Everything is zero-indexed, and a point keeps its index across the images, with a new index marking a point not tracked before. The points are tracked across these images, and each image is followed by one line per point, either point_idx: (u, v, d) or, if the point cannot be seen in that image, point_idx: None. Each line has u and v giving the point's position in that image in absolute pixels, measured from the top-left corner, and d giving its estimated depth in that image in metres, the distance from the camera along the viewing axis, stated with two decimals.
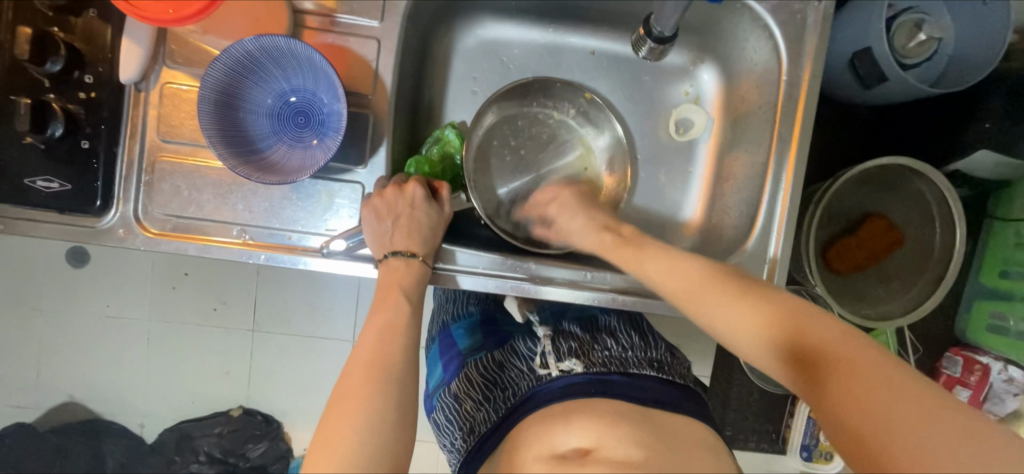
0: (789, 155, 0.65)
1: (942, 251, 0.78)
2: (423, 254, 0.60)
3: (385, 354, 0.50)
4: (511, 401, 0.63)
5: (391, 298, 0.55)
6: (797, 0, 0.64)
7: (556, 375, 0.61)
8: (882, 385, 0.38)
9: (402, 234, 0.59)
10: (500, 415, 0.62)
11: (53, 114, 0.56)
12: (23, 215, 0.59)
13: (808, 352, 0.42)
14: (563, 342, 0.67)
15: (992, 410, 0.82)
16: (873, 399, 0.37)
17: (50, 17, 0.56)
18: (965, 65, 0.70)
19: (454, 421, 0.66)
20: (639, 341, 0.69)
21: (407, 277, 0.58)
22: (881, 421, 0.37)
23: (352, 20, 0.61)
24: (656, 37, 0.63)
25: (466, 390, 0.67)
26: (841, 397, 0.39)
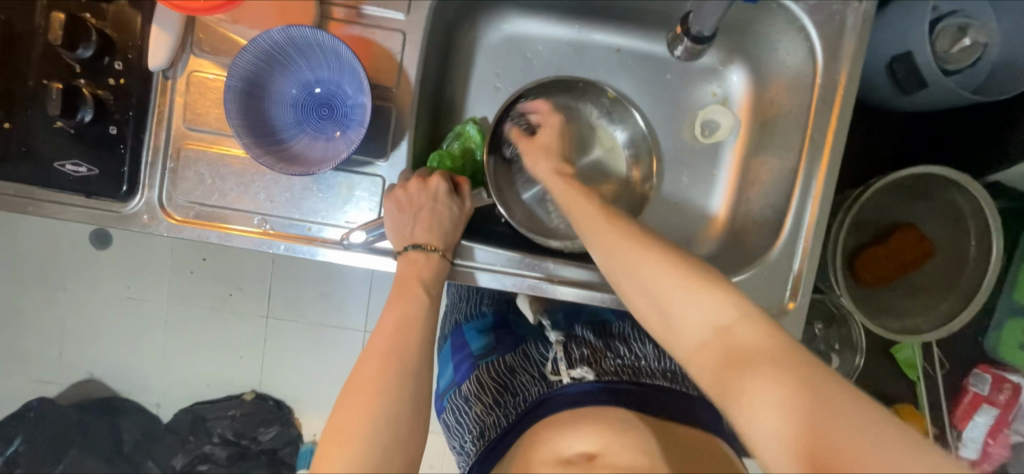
0: (821, 161, 0.63)
1: (977, 267, 0.75)
2: (443, 248, 0.60)
3: (401, 346, 0.50)
4: (522, 407, 0.62)
5: (409, 292, 0.55)
6: (836, 0, 0.62)
7: (567, 383, 0.60)
8: (852, 416, 0.36)
9: (423, 226, 0.59)
10: (508, 422, 0.61)
11: (83, 99, 0.56)
12: (52, 198, 0.60)
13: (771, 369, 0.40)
14: (575, 348, 0.66)
15: (1018, 429, 0.82)
16: (831, 419, 0.36)
17: (84, 4, 0.57)
18: (1010, 72, 0.67)
19: (466, 424, 0.66)
20: (652, 349, 0.68)
21: (423, 270, 0.57)
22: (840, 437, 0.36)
23: (378, 12, 0.60)
24: (693, 36, 0.62)
25: (476, 391, 0.67)
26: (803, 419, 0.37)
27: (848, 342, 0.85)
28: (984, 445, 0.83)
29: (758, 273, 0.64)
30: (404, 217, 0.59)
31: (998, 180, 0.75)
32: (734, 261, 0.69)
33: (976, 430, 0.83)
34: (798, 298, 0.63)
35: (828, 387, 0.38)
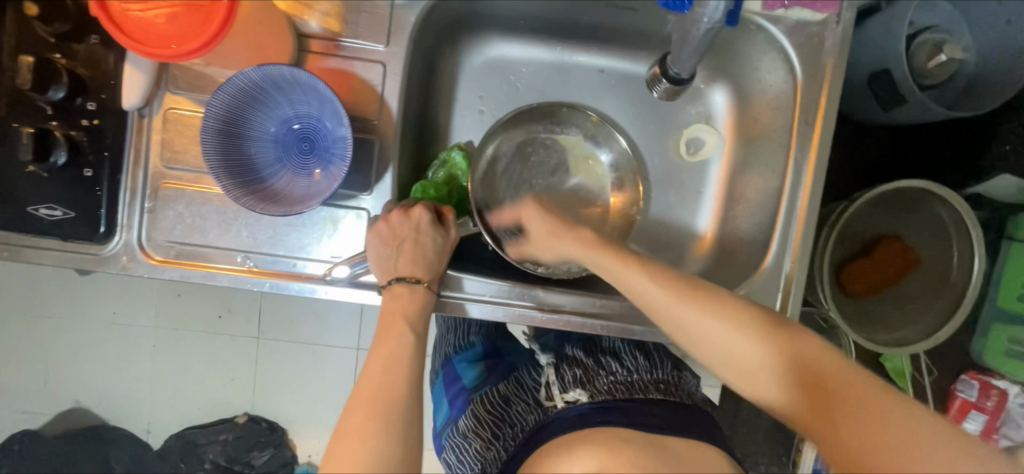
0: (805, 180, 0.64)
1: (961, 275, 0.76)
2: (427, 280, 0.59)
3: (384, 393, 0.48)
4: (521, 438, 0.60)
5: (391, 330, 0.53)
6: (815, 22, 0.62)
7: (563, 407, 0.59)
8: (899, 428, 0.38)
9: (407, 257, 0.58)
10: (510, 455, 0.60)
11: (56, 141, 0.55)
12: (25, 243, 0.58)
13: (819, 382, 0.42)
14: (566, 369, 0.66)
15: (1008, 435, 0.83)
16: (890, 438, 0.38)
17: (53, 44, 0.55)
18: (989, 84, 0.67)
19: (467, 461, 0.65)
20: (644, 362, 0.68)
21: (406, 305, 0.56)
22: (893, 450, 0.38)
23: (357, 44, 0.60)
24: (671, 78, 0.64)
25: (474, 428, 0.66)
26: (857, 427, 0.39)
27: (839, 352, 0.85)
28: None
29: (746, 295, 0.64)
30: (396, 251, 0.58)
31: (976, 191, 0.76)
32: (724, 279, 0.69)
33: None
34: (787, 318, 0.63)
35: (877, 400, 0.40)
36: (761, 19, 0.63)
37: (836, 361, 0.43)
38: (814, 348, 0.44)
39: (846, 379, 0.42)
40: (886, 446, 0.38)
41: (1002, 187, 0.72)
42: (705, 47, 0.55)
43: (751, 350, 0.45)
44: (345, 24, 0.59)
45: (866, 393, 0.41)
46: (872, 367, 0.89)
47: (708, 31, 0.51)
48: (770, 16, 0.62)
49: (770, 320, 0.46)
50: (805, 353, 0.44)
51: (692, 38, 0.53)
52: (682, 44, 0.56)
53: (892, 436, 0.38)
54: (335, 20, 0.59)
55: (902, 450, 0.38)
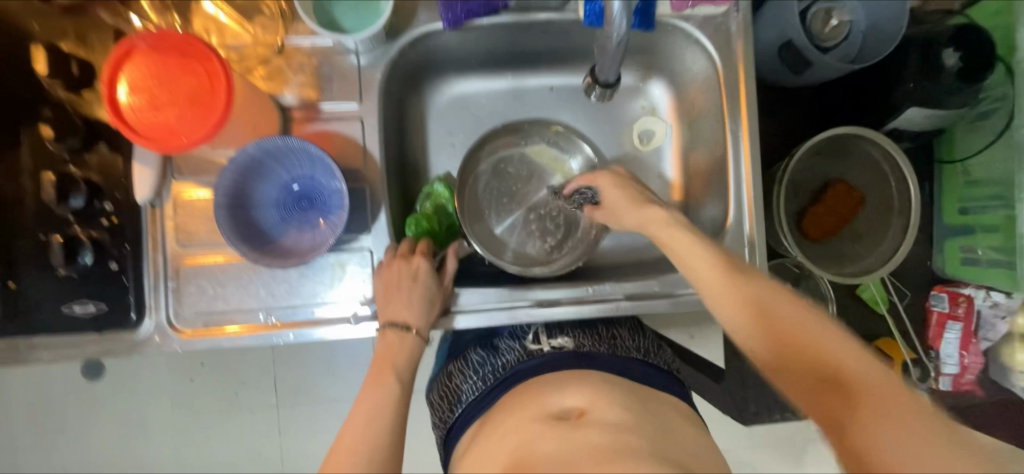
0: (744, 147, 0.72)
1: (902, 201, 0.85)
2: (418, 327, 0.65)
3: (371, 430, 0.55)
4: (500, 373, 0.67)
5: (383, 374, 0.60)
6: (718, 14, 0.72)
7: (546, 350, 0.66)
8: (866, 393, 0.40)
9: (403, 304, 0.64)
10: (485, 387, 0.66)
11: (81, 243, 0.62)
12: (62, 342, 0.63)
13: (798, 346, 0.44)
14: (554, 325, 0.72)
15: (987, 337, 0.87)
16: (849, 397, 0.41)
17: (68, 158, 0.61)
18: (880, 36, 0.78)
19: (445, 394, 0.72)
20: (630, 327, 0.74)
21: (395, 355, 0.63)
22: (861, 410, 0.40)
23: (334, 107, 0.67)
24: (604, 85, 0.67)
25: (459, 369, 0.72)
26: (823, 390, 0.42)
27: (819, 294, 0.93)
28: (961, 359, 0.90)
29: None
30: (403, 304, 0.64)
31: (895, 127, 0.85)
32: None
33: (950, 347, 0.92)
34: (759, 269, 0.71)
35: (844, 367, 0.42)
36: (675, 21, 0.72)
37: (813, 325, 0.45)
38: (794, 311, 0.46)
39: (825, 346, 0.44)
40: (852, 407, 0.40)
41: (914, 120, 0.82)
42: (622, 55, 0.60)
43: (739, 314, 0.48)
44: (321, 92, 0.67)
45: (837, 359, 0.43)
46: (851, 300, 0.97)
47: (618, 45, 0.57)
48: (680, 16, 0.71)
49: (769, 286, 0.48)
50: (786, 318, 0.46)
51: (607, 52, 0.59)
52: (602, 54, 0.61)
53: (859, 401, 0.40)
54: (312, 90, 0.67)
55: (870, 412, 0.40)
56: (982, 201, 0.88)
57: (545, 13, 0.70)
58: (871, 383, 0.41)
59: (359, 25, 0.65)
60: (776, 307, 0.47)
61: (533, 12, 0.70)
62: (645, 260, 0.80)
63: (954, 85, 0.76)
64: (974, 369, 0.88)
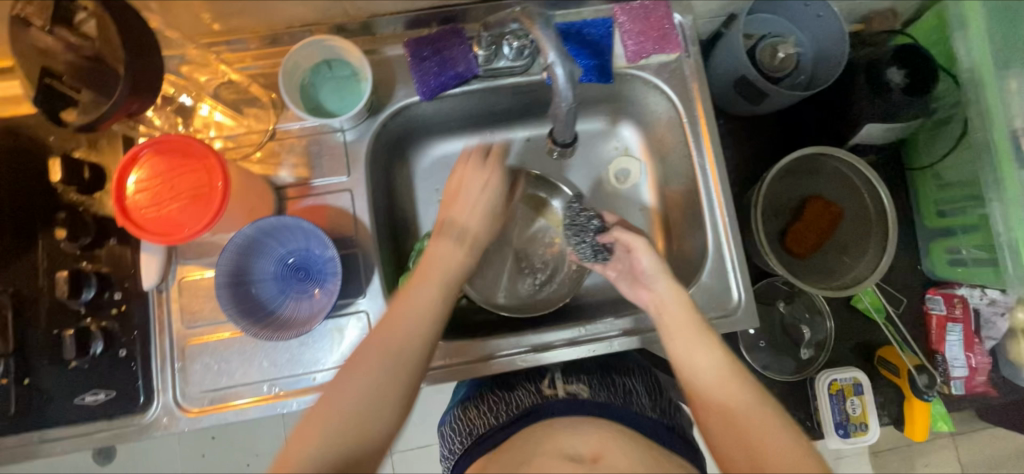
0: (712, 178, 0.76)
1: (878, 211, 0.88)
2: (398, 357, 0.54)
3: (352, 406, 0.51)
4: (513, 412, 0.68)
5: (365, 356, 0.54)
6: (671, 61, 0.78)
7: (562, 394, 0.68)
8: (760, 430, 0.51)
9: (381, 333, 0.55)
10: (496, 423, 0.68)
11: (93, 334, 0.64)
12: (77, 431, 0.66)
13: (713, 387, 0.55)
14: (572, 373, 0.74)
15: (989, 335, 0.91)
16: (744, 430, 0.52)
17: (80, 254, 0.66)
18: (828, 62, 0.84)
19: (459, 429, 0.74)
20: (650, 389, 0.74)
21: (402, 322, 0.56)
22: (753, 441, 0.51)
23: (325, 181, 0.72)
24: (562, 145, 0.67)
25: (476, 409, 0.74)
26: (725, 425, 0.53)
27: (814, 308, 0.94)
28: (969, 360, 0.91)
29: (702, 285, 0.75)
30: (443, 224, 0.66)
31: (857, 143, 0.90)
32: (685, 278, 0.80)
33: (955, 349, 0.92)
34: (743, 296, 0.74)
35: (748, 407, 0.53)
36: (632, 71, 0.78)
37: (732, 376, 0.56)
38: (712, 358, 0.57)
39: (736, 391, 0.54)
40: (745, 439, 0.51)
41: (873, 135, 0.86)
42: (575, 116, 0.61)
43: (676, 353, 0.60)
44: (311, 169, 0.72)
45: (744, 402, 0.53)
46: (850, 314, 0.96)
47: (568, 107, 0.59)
48: (636, 66, 0.77)
49: (703, 331, 0.60)
50: (706, 364, 0.57)
51: (559, 114, 0.61)
52: (554, 115, 0.62)
53: (749, 428, 0.51)
54: (304, 169, 0.72)
55: (759, 444, 0.50)
56: (958, 203, 0.89)
57: (512, 77, 0.76)
58: (765, 423, 0.51)
59: (344, 107, 0.71)
60: (697, 354, 0.58)
61: (500, 78, 0.75)
62: None
63: (903, 100, 0.80)
64: (982, 370, 0.91)
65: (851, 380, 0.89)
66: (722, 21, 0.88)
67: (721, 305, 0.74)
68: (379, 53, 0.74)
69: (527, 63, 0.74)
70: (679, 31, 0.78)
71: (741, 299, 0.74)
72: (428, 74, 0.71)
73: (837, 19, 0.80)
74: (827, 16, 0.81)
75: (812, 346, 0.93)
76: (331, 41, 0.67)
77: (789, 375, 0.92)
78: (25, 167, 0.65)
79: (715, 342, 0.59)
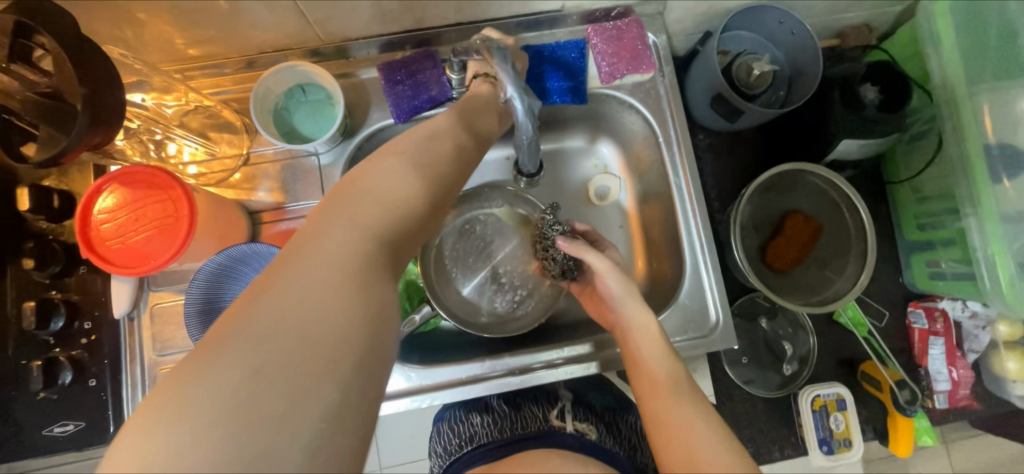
0: (687, 197, 0.77)
1: (857, 226, 0.88)
2: (332, 248, 0.40)
3: (255, 339, 0.34)
4: (519, 430, 0.72)
5: (274, 273, 0.38)
6: (646, 80, 0.78)
7: (569, 429, 0.72)
8: (699, 437, 0.51)
9: (313, 229, 0.41)
10: (500, 435, 0.72)
11: (62, 364, 0.63)
12: (46, 463, 0.65)
13: (660, 393, 0.58)
14: (581, 409, 0.78)
15: (972, 349, 0.91)
16: (682, 436, 0.52)
17: (49, 283, 0.65)
18: (803, 79, 0.86)
19: (460, 432, 0.78)
20: (641, 446, 0.78)
21: (329, 228, 0.41)
22: (690, 448, 0.51)
23: (300, 205, 0.72)
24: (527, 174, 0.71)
25: (481, 419, 0.78)
26: (667, 430, 0.54)
27: (795, 322, 0.95)
28: (951, 374, 0.92)
29: (679, 304, 0.75)
30: (413, 138, 0.53)
31: (834, 158, 0.91)
32: (664, 296, 0.80)
33: (937, 363, 0.92)
34: (722, 316, 0.73)
35: (692, 417, 0.54)
36: (606, 90, 0.78)
37: (680, 386, 0.58)
38: (665, 367, 0.60)
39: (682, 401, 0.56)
40: (684, 445, 0.51)
41: (849, 150, 0.87)
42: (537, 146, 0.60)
43: (632, 356, 0.64)
44: (286, 193, 0.72)
45: (687, 412, 0.55)
46: (833, 328, 0.96)
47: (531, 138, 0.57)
48: (611, 86, 0.77)
49: (658, 338, 0.63)
50: (657, 371, 0.60)
51: (522, 144, 0.58)
52: (518, 149, 0.60)
53: (688, 436, 0.52)
54: (279, 193, 0.72)
55: (696, 451, 0.50)
56: (934, 216, 0.89)
57: None
58: (705, 431, 0.52)
59: (318, 131, 0.71)
60: (648, 359, 0.62)
61: None
62: None
63: (875, 116, 0.80)
64: (966, 383, 0.91)
65: (834, 395, 0.89)
66: (698, 39, 0.88)
67: (700, 325, 0.74)
68: (352, 76, 0.75)
69: None
70: (653, 51, 0.78)
71: (719, 319, 0.73)
72: (401, 98, 0.73)
73: (810, 37, 0.81)
74: (801, 33, 0.82)
75: (795, 360, 0.93)
76: (302, 67, 0.68)
77: (772, 391, 0.92)
78: None
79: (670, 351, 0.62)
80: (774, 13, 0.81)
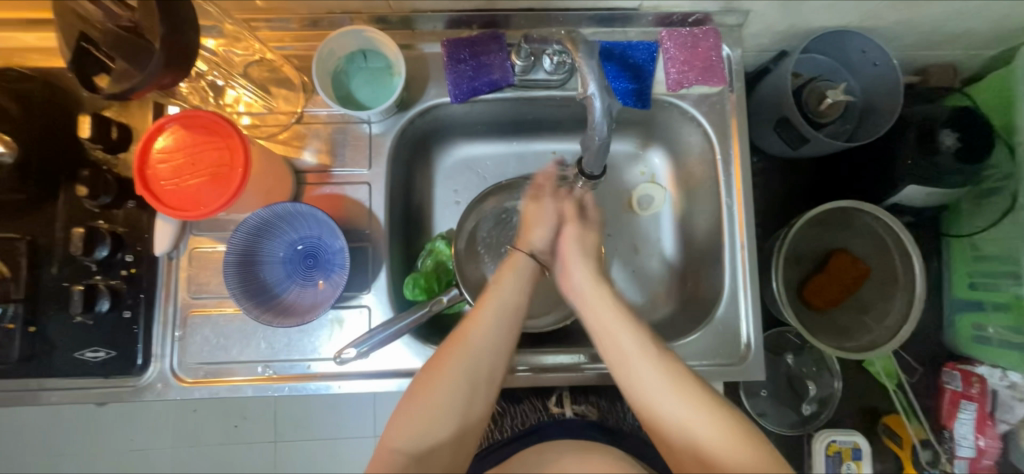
0: (738, 220, 0.74)
1: (906, 276, 0.84)
2: (491, 336, 0.60)
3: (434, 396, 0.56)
4: (521, 427, 0.74)
5: (449, 355, 0.58)
6: (713, 94, 0.75)
7: (571, 415, 0.73)
8: (719, 452, 0.52)
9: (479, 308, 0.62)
10: (505, 436, 0.74)
11: (101, 292, 0.65)
12: (74, 384, 0.67)
13: (665, 406, 0.54)
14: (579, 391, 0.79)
15: (1004, 419, 0.85)
16: (701, 449, 0.53)
17: (98, 212, 0.67)
18: (876, 114, 0.81)
19: None
20: None
21: (487, 328, 0.60)
22: (712, 462, 0.52)
23: (345, 171, 0.72)
24: (588, 176, 0.67)
25: (482, 419, 0.79)
26: (682, 441, 0.54)
27: (822, 363, 0.92)
28: (977, 442, 0.87)
29: (712, 329, 0.72)
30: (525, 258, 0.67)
31: (895, 201, 0.86)
32: (694, 319, 0.77)
33: (964, 428, 0.88)
34: (753, 346, 0.71)
35: (708, 429, 0.52)
36: (670, 98, 0.75)
37: (684, 393, 0.54)
38: (654, 373, 0.56)
39: (693, 413, 0.53)
40: (705, 460, 0.52)
41: (914, 196, 0.83)
42: (606, 148, 0.60)
43: (617, 363, 0.58)
44: (333, 157, 0.72)
45: (700, 424, 0.53)
46: (859, 375, 0.93)
47: (603, 139, 0.57)
48: (676, 95, 0.75)
49: (642, 343, 0.58)
50: (646, 382, 0.56)
51: (591, 145, 0.59)
52: (586, 149, 0.60)
53: (706, 449, 0.52)
54: (326, 156, 0.72)
55: (720, 464, 0.51)
56: (991, 278, 0.85)
57: (547, 90, 0.74)
58: (729, 442, 0.52)
59: (374, 99, 0.70)
60: (633, 366, 0.57)
61: (534, 89, 0.74)
62: None
63: (948, 166, 0.76)
64: (991, 454, 0.86)
65: (851, 443, 0.87)
66: (772, 56, 0.85)
67: (730, 352, 0.72)
68: (415, 49, 0.74)
69: (565, 77, 0.73)
70: (726, 64, 0.75)
71: (751, 349, 0.71)
72: (462, 78, 0.71)
73: (894, 70, 0.76)
74: (885, 66, 0.77)
75: (816, 402, 0.90)
76: (368, 32, 0.67)
77: (786, 428, 0.90)
78: (56, 120, 0.66)
79: (662, 354, 0.57)
80: (860, 40, 0.76)
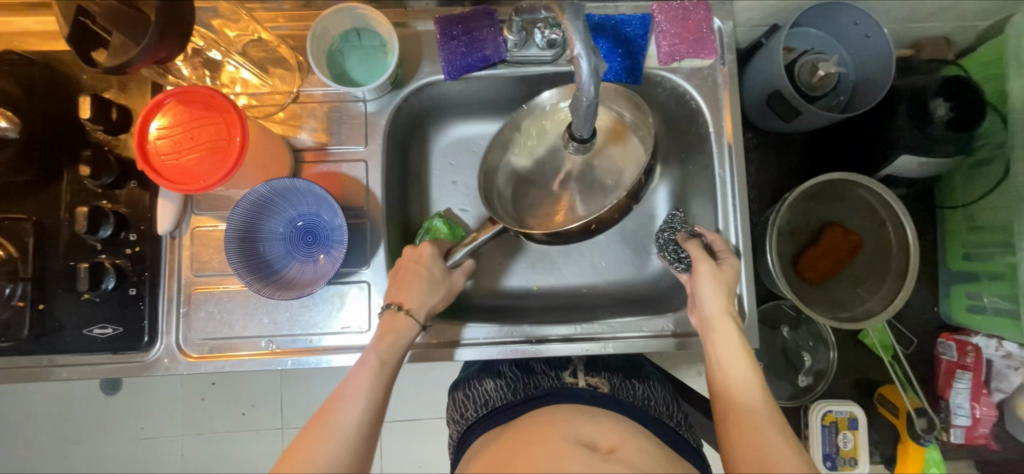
0: (731, 190, 0.75)
1: (900, 247, 0.84)
2: (382, 370, 0.59)
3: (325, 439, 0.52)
4: (532, 390, 0.72)
5: (345, 391, 0.56)
6: (705, 67, 0.76)
7: (582, 384, 0.71)
8: (784, 460, 0.51)
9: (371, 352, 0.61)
10: (517, 396, 0.71)
11: (105, 270, 0.67)
12: (82, 361, 0.68)
13: (744, 402, 0.57)
14: (594, 368, 0.76)
15: (999, 388, 0.87)
16: (765, 450, 0.52)
17: (102, 193, 0.68)
18: (869, 84, 0.81)
19: (474, 398, 0.76)
20: (668, 396, 0.77)
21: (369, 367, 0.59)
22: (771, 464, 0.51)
23: (342, 149, 0.73)
24: (579, 140, 0.65)
25: (494, 385, 0.76)
26: (750, 440, 0.53)
27: (819, 338, 0.93)
28: (973, 411, 0.88)
29: None
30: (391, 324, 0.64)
31: (889, 173, 0.87)
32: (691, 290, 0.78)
33: (960, 398, 0.89)
34: (747, 313, 0.73)
35: (772, 433, 0.53)
36: (662, 72, 0.76)
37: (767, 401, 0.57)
38: (746, 375, 0.60)
39: (760, 412, 0.56)
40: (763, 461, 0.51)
41: (907, 167, 0.83)
42: (596, 108, 0.59)
43: (717, 356, 0.62)
44: (330, 135, 0.73)
45: (765, 425, 0.54)
46: (853, 347, 0.95)
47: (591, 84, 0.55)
48: (667, 68, 0.75)
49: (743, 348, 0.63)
50: (733, 379, 0.60)
51: (578, 104, 0.58)
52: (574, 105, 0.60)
53: (770, 451, 0.52)
54: (323, 133, 0.73)
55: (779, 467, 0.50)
56: (984, 247, 0.85)
57: (540, 66, 0.75)
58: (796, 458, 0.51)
59: (368, 78, 0.71)
60: (727, 361, 0.61)
61: (528, 65, 0.75)
62: (638, 297, 0.83)
63: (941, 134, 0.78)
64: (987, 422, 0.88)
65: (847, 413, 0.88)
66: (764, 31, 0.85)
67: None
68: (408, 26, 0.75)
69: (557, 52, 0.73)
70: (717, 36, 0.76)
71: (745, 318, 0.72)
72: (455, 54, 0.72)
73: (886, 41, 0.76)
74: (877, 37, 0.77)
75: (811, 374, 0.92)
76: (361, 9, 0.68)
77: (783, 400, 0.92)
78: (58, 104, 0.68)
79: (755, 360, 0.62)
80: (852, 12, 0.77)
